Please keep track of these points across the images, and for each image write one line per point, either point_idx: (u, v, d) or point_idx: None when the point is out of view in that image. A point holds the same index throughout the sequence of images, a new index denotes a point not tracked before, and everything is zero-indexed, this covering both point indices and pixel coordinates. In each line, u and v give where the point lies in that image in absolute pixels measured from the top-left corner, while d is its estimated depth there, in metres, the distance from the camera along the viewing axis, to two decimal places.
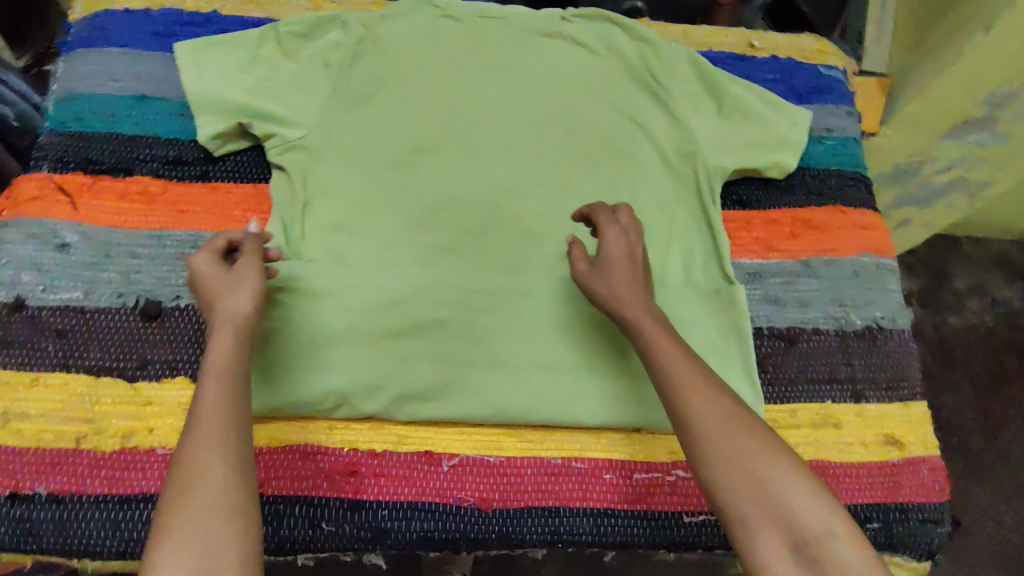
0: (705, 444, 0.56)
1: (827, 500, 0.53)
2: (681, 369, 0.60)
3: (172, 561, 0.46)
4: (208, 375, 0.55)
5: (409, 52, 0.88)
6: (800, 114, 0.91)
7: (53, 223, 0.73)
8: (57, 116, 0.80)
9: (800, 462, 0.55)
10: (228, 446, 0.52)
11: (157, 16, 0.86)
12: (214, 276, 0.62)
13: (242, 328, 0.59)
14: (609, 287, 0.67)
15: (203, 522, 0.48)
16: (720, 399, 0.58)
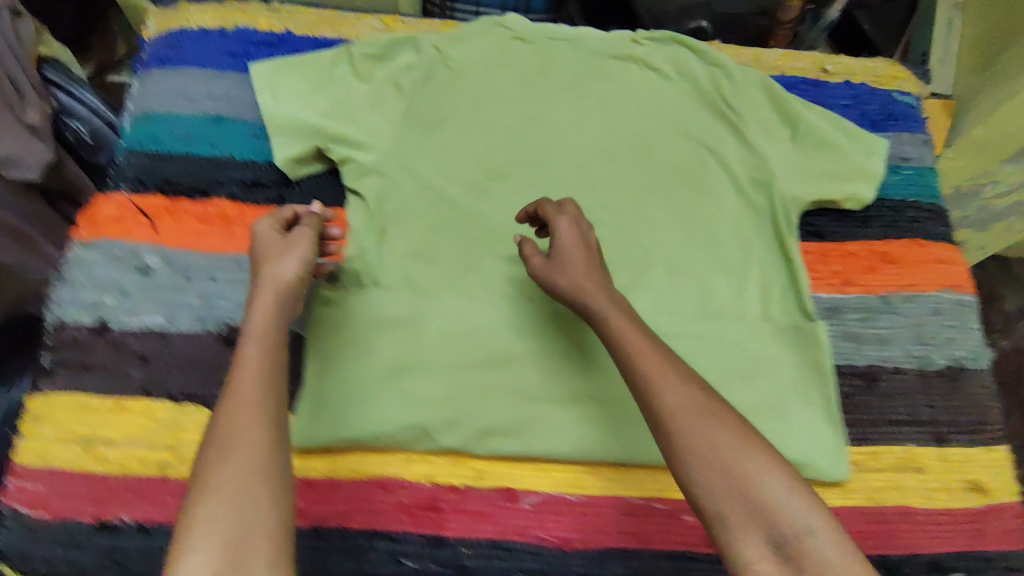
0: (681, 440, 0.54)
1: (806, 490, 0.52)
2: (649, 360, 0.58)
3: (207, 519, 0.47)
4: (250, 339, 0.56)
5: (480, 74, 0.87)
6: (877, 143, 0.88)
7: (134, 246, 0.74)
8: (134, 135, 0.80)
9: (777, 454, 0.54)
10: (266, 410, 0.52)
11: (232, 36, 0.86)
12: (270, 244, 0.64)
13: (289, 294, 0.60)
14: (565, 277, 0.66)
15: (239, 485, 0.49)
16: (689, 390, 0.56)
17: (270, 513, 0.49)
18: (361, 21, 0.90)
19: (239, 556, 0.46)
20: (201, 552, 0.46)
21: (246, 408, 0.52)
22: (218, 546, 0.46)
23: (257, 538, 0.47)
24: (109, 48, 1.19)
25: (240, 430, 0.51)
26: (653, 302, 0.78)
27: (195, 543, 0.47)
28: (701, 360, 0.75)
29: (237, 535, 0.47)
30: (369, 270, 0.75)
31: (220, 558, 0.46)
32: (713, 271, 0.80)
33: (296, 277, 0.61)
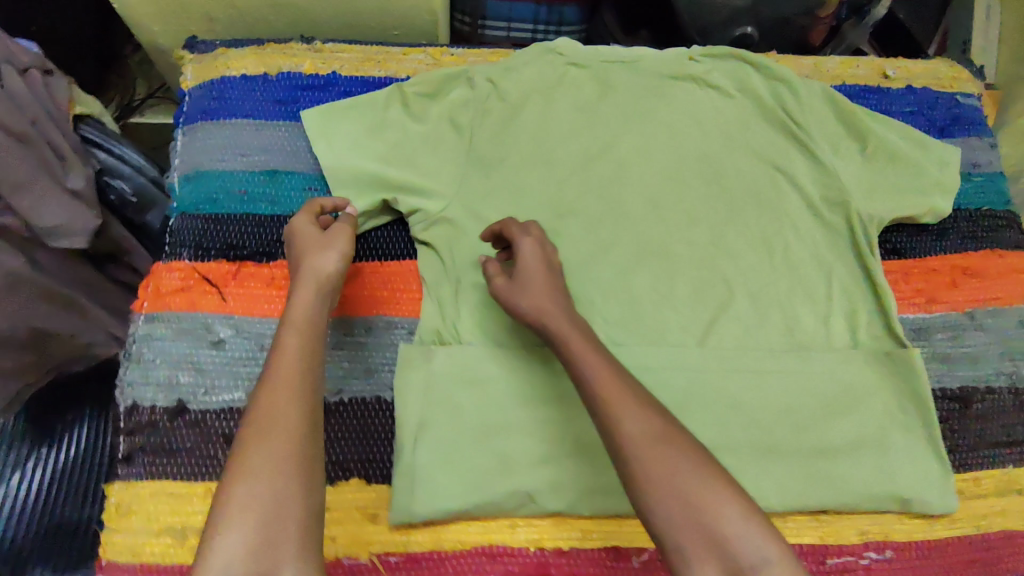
0: (637, 468, 0.52)
1: (760, 521, 0.49)
2: (608, 387, 0.56)
3: (243, 500, 0.49)
4: (291, 329, 0.59)
5: (537, 106, 0.84)
6: (947, 151, 0.86)
7: (203, 317, 0.71)
8: (188, 197, 0.77)
9: (733, 482, 0.52)
10: (304, 399, 0.55)
11: (278, 81, 0.82)
12: (307, 238, 0.67)
13: (327, 288, 0.64)
14: (528, 299, 0.65)
15: (274, 468, 0.50)
16: (649, 417, 0.54)
17: (299, 499, 0.50)
18: (409, 55, 0.85)
19: (271, 538, 0.48)
20: (236, 532, 0.47)
21: (285, 395, 0.54)
22: (251, 527, 0.47)
23: (289, 522, 0.49)
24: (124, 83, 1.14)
25: (278, 414, 0.53)
26: (740, 337, 0.75)
27: (230, 523, 0.48)
28: (797, 398, 0.72)
29: (270, 519, 0.48)
30: (449, 325, 0.72)
31: (254, 538, 0.47)
32: (797, 299, 0.78)
33: (334, 273, 0.65)
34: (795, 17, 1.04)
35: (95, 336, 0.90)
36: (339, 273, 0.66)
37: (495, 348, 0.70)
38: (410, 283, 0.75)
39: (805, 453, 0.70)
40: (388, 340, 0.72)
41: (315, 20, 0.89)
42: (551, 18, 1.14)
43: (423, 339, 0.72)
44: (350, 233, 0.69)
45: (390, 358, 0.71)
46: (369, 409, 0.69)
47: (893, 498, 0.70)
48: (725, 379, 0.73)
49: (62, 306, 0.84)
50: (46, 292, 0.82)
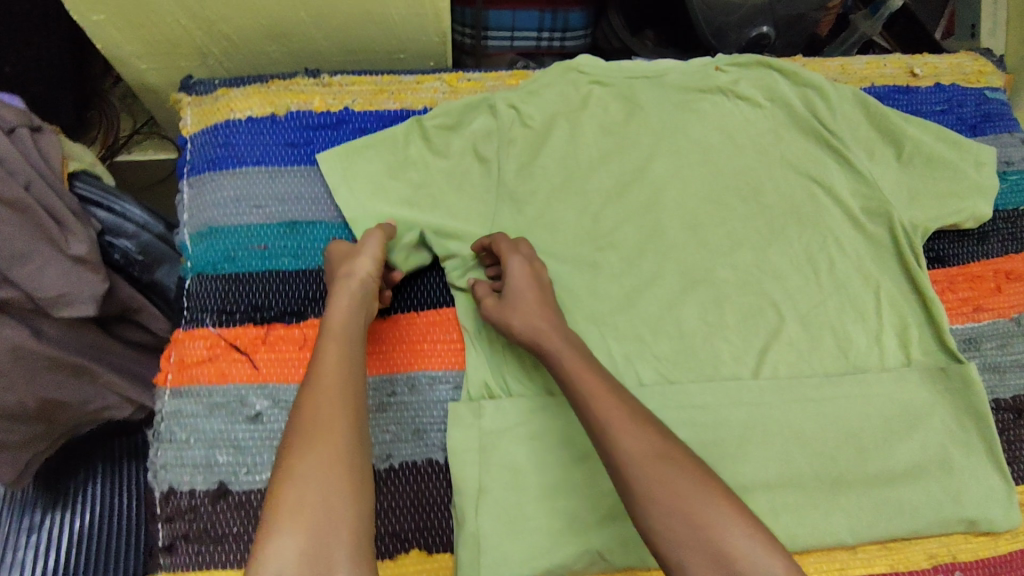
0: (638, 485, 0.52)
1: (764, 536, 0.49)
2: (606, 409, 0.56)
3: (292, 502, 0.49)
4: (331, 336, 0.59)
5: (563, 131, 0.79)
6: (984, 152, 0.82)
7: (236, 389, 0.66)
8: (202, 256, 0.71)
9: (737, 498, 0.52)
10: (348, 402, 0.55)
11: (287, 122, 0.77)
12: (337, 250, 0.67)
13: (363, 296, 0.63)
14: (520, 319, 0.65)
15: (322, 471, 0.50)
16: (648, 434, 0.54)
17: (349, 507, 0.50)
18: (424, 84, 0.81)
19: (323, 545, 0.48)
20: (288, 540, 0.47)
21: (330, 398, 0.54)
22: (303, 530, 0.48)
23: (340, 524, 0.49)
24: (101, 114, 1.02)
25: (321, 422, 0.53)
26: (794, 364, 0.73)
27: (281, 525, 0.48)
28: (856, 420, 0.71)
29: (320, 525, 0.48)
30: (497, 376, 0.69)
31: (306, 541, 0.48)
32: (847, 317, 0.76)
33: (368, 278, 0.64)
34: (809, 12, 1.00)
35: (107, 401, 0.78)
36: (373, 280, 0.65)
37: (548, 399, 0.67)
38: (451, 332, 0.71)
39: (868, 479, 0.69)
40: (434, 397, 0.68)
41: (315, 48, 0.82)
42: (556, 25, 1.04)
43: (471, 394, 0.68)
44: (382, 237, 0.68)
45: (438, 416, 0.68)
46: (422, 473, 0.65)
47: (963, 520, 0.69)
48: (785, 411, 0.70)
49: (69, 373, 0.73)
50: (51, 362, 0.71)
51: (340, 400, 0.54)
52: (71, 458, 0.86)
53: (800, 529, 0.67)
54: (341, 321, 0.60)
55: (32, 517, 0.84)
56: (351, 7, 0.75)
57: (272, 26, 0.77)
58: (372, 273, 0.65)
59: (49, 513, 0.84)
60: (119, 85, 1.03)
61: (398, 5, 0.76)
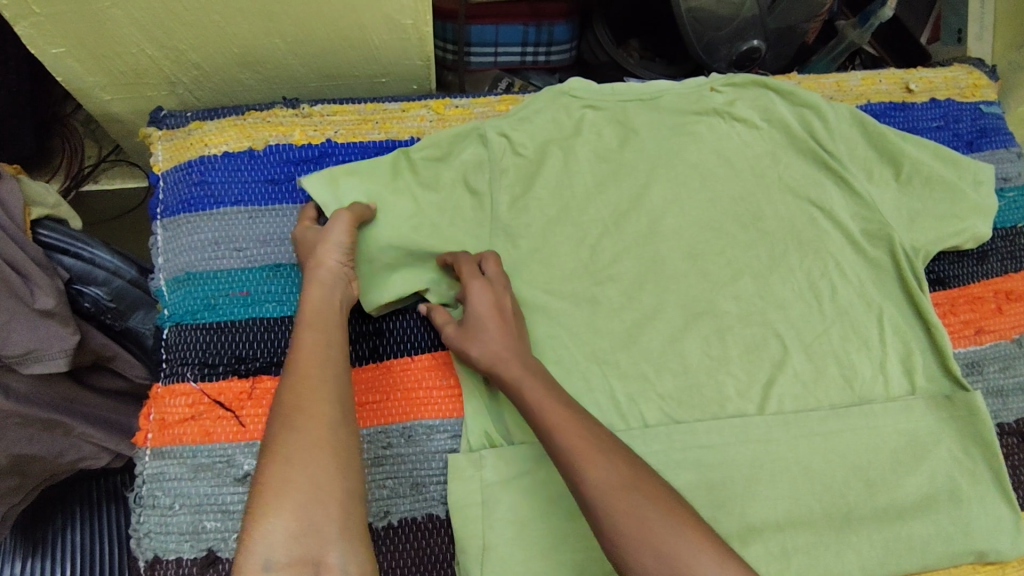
0: (605, 519, 0.51)
1: (738, 568, 0.48)
2: (571, 441, 0.54)
3: (279, 483, 0.49)
4: (306, 324, 0.59)
5: (557, 159, 0.76)
6: (982, 170, 0.81)
7: (222, 449, 0.63)
8: (179, 305, 0.67)
9: (709, 528, 0.51)
10: (331, 386, 0.54)
11: (265, 157, 0.73)
12: (308, 239, 0.65)
13: (335, 282, 0.62)
14: (479, 351, 0.63)
15: (307, 453, 0.50)
16: (614, 465, 0.53)
17: (340, 485, 0.50)
18: (409, 112, 0.78)
19: (312, 520, 0.48)
20: (278, 517, 0.47)
21: (309, 383, 0.54)
22: (291, 511, 0.48)
23: (328, 501, 0.49)
24: (61, 139, 0.94)
25: (303, 402, 0.53)
26: (800, 397, 0.71)
27: (269, 507, 0.48)
28: (862, 452, 0.69)
29: (309, 502, 0.48)
30: (495, 424, 0.66)
31: (294, 521, 0.47)
32: (851, 346, 0.74)
33: (340, 265, 0.64)
34: (799, 24, 0.97)
35: (82, 452, 0.71)
36: (346, 269, 0.64)
37: None
38: (446, 379, 0.68)
39: (877, 514, 0.68)
40: (431, 448, 0.66)
41: (292, 75, 0.78)
42: (541, 39, 0.99)
43: (470, 445, 0.65)
44: (349, 220, 0.65)
45: (437, 468, 0.65)
46: (422, 529, 0.64)
47: (971, 552, 0.69)
48: (792, 447, 0.69)
49: (40, 427, 0.67)
50: (21, 419, 0.65)
51: (320, 384, 0.54)
52: (49, 503, 0.81)
53: (810, 569, 0.66)
54: (318, 309, 0.60)
55: (11, 566, 0.79)
56: (331, 34, 0.71)
57: (245, 54, 0.72)
58: (343, 258, 0.64)
59: (29, 562, 0.79)
60: (81, 109, 0.95)
61: (380, 31, 0.72)
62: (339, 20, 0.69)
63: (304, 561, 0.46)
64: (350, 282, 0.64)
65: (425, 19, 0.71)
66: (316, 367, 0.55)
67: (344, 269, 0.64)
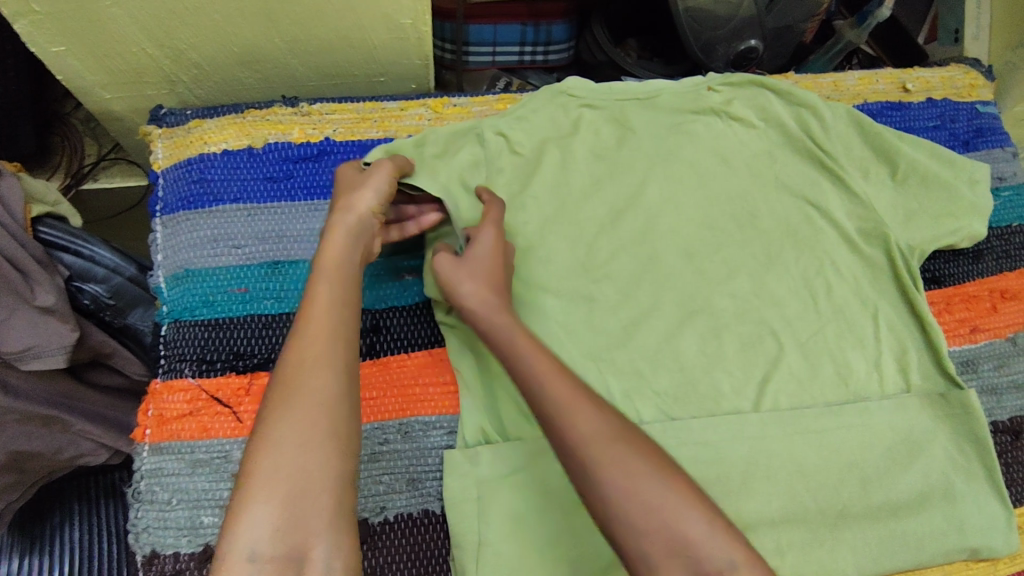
0: (597, 471, 0.50)
1: (721, 522, 0.50)
2: (561, 392, 0.53)
3: (268, 471, 0.49)
4: (322, 279, 0.57)
5: (554, 157, 0.77)
6: (978, 169, 0.82)
7: (220, 445, 0.64)
8: (179, 301, 0.68)
9: (695, 484, 0.52)
10: (334, 361, 0.53)
11: (264, 155, 0.73)
12: (347, 177, 0.64)
13: (360, 232, 0.61)
14: (476, 289, 0.60)
15: (300, 440, 0.50)
16: (605, 419, 0.53)
17: (331, 476, 0.50)
18: (408, 110, 0.78)
19: (300, 510, 0.48)
20: (264, 508, 0.48)
21: (311, 362, 0.53)
22: (278, 501, 0.48)
23: (319, 491, 0.49)
24: (60, 138, 0.95)
25: (305, 380, 0.52)
26: (795, 394, 0.71)
27: (256, 495, 0.48)
28: (857, 448, 0.70)
29: (299, 490, 0.48)
30: (491, 421, 0.67)
31: (280, 513, 0.48)
32: (846, 344, 0.74)
33: (368, 216, 0.61)
34: (796, 24, 0.97)
35: (81, 449, 0.71)
36: (374, 214, 0.62)
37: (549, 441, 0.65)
38: (442, 375, 0.69)
39: (871, 511, 0.68)
40: (428, 444, 0.66)
41: (291, 75, 0.78)
42: (539, 38, 0.99)
43: (466, 441, 0.66)
44: (391, 170, 0.64)
45: (433, 464, 0.66)
46: (418, 525, 0.64)
47: (964, 549, 0.69)
48: (786, 444, 0.69)
49: (39, 422, 0.68)
50: (21, 416, 0.66)
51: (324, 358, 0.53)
52: (50, 498, 0.82)
53: (804, 565, 0.66)
54: (334, 266, 0.58)
55: (8, 564, 0.79)
56: (330, 33, 0.71)
57: (244, 53, 0.73)
58: (375, 208, 0.62)
59: (27, 559, 0.79)
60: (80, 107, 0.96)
61: (378, 30, 0.72)
62: (337, 19, 0.69)
63: (289, 556, 0.47)
64: (372, 236, 0.62)
65: (423, 19, 0.71)
66: (324, 337, 0.54)
67: (374, 218, 0.62)
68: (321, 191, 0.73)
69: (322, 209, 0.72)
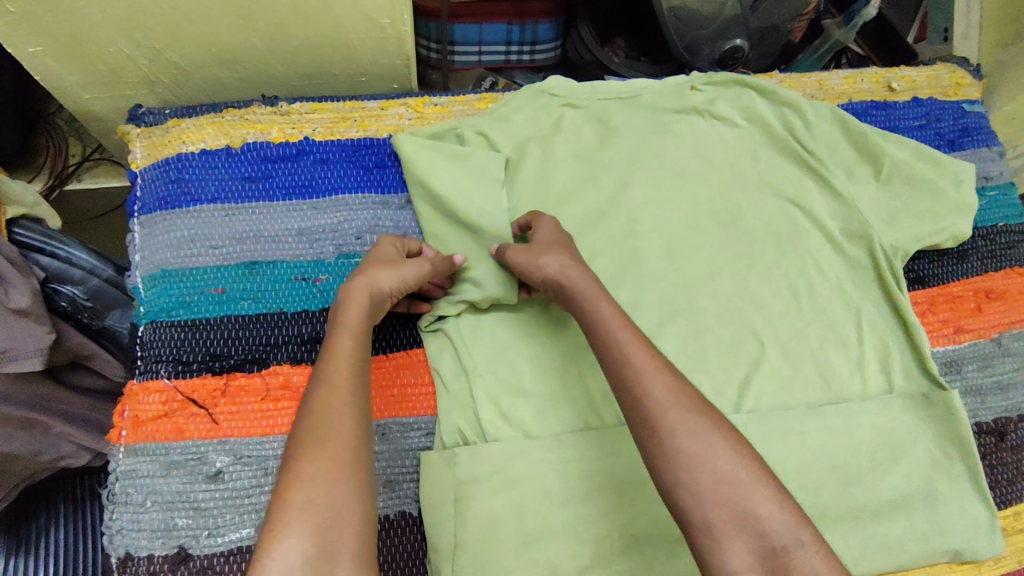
0: (673, 437, 0.50)
1: (791, 504, 0.48)
2: (643, 360, 0.54)
3: (301, 506, 0.46)
4: (345, 333, 0.57)
5: (535, 158, 0.77)
6: (963, 168, 0.81)
7: (195, 446, 0.63)
8: (155, 303, 0.67)
9: (764, 463, 0.51)
10: (357, 404, 0.52)
11: (242, 156, 0.73)
12: (380, 256, 0.64)
13: (378, 307, 0.60)
14: (550, 264, 0.63)
15: (332, 472, 0.48)
16: (684, 389, 0.52)
17: (357, 513, 0.47)
18: (388, 110, 0.78)
19: (329, 547, 0.45)
20: (295, 542, 0.44)
21: (340, 400, 0.52)
22: (310, 532, 0.45)
23: (346, 530, 0.46)
24: (45, 138, 0.92)
25: (334, 421, 0.50)
26: (776, 396, 0.71)
27: (287, 530, 0.45)
28: (838, 449, 0.69)
29: (329, 529, 0.45)
30: (470, 422, 0.66)
31: (313, 545, 0.44)
32: (830, 344, 0.74)
33: (388, 292, 0.61)
34: (783, 23, 0.97)
35: (63, 451, 0.70)
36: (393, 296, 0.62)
37: (527, 442, 0.65)
38: (419, 375, 0.69)
39: (852, 515, 0.68)
40: (406, 445, 0.67)
41: (271, 75, 0.78)
42: (525, 38, 0.99)
43: (443, 442, 0.66)
44: (425, 270, 0.64)
45: (410, 466, 0.66)
46: (396, 527, 0.64)
47: (947, 551, 0.68)
48: (770, 445, 0.68)
49: (18, 425, 0.65)
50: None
51: (351, 402, 0.52)
52: (31, 499, 0.80)
53: None
54: (358, 320, 0.58)
55: None
56: (310, 33, 0.71)
57: (223, 53, 0.72)
58: (394, 289, 0.62)
59: (19, 560, 0.77)
60: (61, 109, 0.93)
61: (358, 30, 0.72)
62: (315, 20, 0.69)
63: None
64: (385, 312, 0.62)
65: (403, 19, 0.71)
66: (350, 383, 0.53)
67: (391, 298, 0.62)
68: (299, 191, 0.72)
69: (301, 210, 0.72)
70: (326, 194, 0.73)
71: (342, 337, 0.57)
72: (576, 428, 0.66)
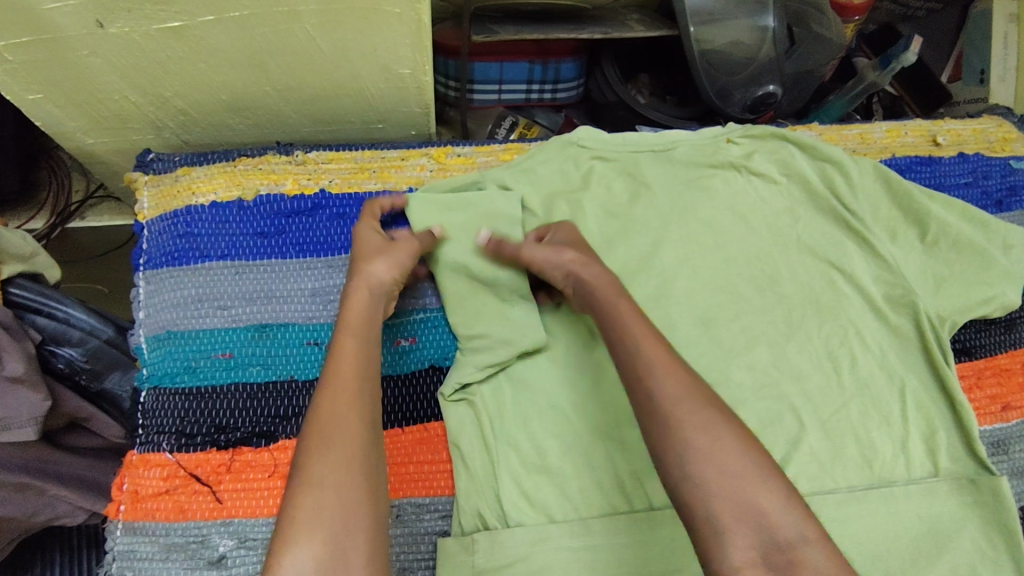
0: (681, 427, 0.48)
1: (797, 501, 0.46)
2: (653, 350, 0.52)
3: (309, 509, 0.46)
4: (349, 332, 0.56)
5: (563, 214, 0.73)
6: (1011, 233, 0.76)
7: (197, 528, 0.59)
8: (158, 368, 0.64)
9: (775, 463, 0.48)
10: (361, 406, 0.51)
11: (253, 209, 0.69)
12: (366, 243, 0.63)
13: (380, 297, 0.60)
14: (575, 259, 0.63)
15: (339, 475, 0.47)
16: (694, 384, 0.51)
17: (364, 518, 0.46)
18: (409, 160, 0.74)
19: (340, 551, 0.44)
20: (305, 546, 0.44)
21: (344, 401, 0.51)
22: (321, 537, 0.45)
23: (356, 533, 0.46)
24: (49, 177, 0.88)
25: (337, 424, 0.50)
26: (816, 477, 0.66)
27: (297, 535, 0.45)
28: (879, 538, 0.65)
29: (338, 532, 0.45)
30: (490, 503, 0.62)
31: (324, 550, 0.44)
32: (872, 423, 0.69)
33: (389, 281, 0.61)
34: (818, 67, 0.93)
35: (58, 512, 0.65)
36: (394, 284, 0.62)
37: (551, 528, 0.61)
38: (437, 452, 0.66)
39: None
40: (422, 529, 0.64)
41: (284, 121, 0.74)
42: (547, 76, 0.95)
43: (462, 526, 0.62)
44: (413, 245, 0.64)
45: (426, 551, 0.63)
46: None
47: None
48: None
49: (11, 489, 0.61)
50: None
51: (356, 401, 0.51)
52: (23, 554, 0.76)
53: None
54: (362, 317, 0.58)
55: None
56: (325, 82, 0.67)
57: (233, 101, 0.68)
58: (394, 277, 0.62)
59: None
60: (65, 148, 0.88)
61: (376, 80, 0.68)
62: (332, 70, 0.65)
63: None
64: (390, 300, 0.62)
65: (424, 69, 0.66)
66: (357, 384, 0.53)
67: (392, 287, 0.62)
68: (313, 248, 0.68)
69: (314, 268, 0.68)
70: (341, 251, 0.69)
71: (347, 335, 0.56)
72: (603, 514, 0.62)
